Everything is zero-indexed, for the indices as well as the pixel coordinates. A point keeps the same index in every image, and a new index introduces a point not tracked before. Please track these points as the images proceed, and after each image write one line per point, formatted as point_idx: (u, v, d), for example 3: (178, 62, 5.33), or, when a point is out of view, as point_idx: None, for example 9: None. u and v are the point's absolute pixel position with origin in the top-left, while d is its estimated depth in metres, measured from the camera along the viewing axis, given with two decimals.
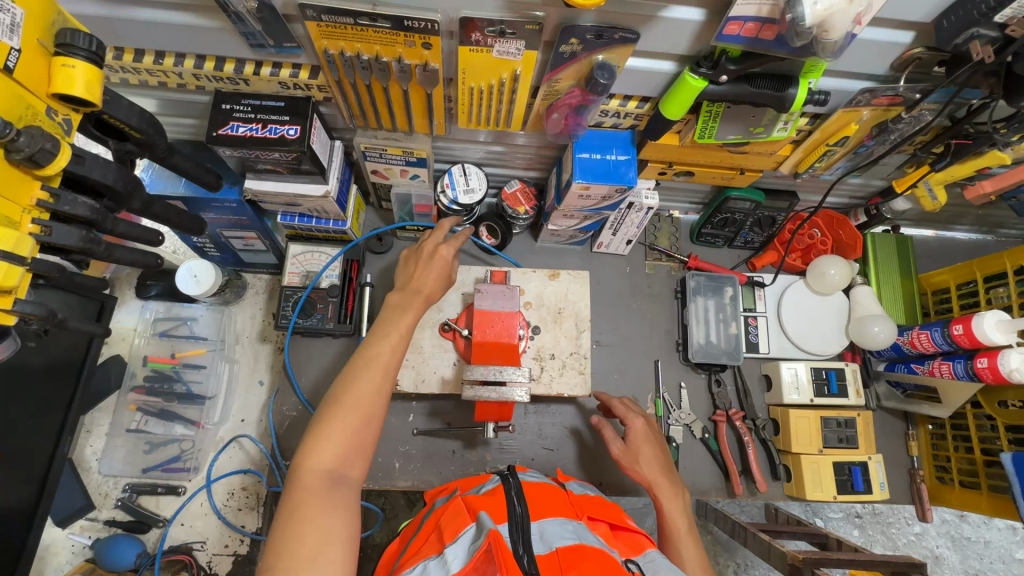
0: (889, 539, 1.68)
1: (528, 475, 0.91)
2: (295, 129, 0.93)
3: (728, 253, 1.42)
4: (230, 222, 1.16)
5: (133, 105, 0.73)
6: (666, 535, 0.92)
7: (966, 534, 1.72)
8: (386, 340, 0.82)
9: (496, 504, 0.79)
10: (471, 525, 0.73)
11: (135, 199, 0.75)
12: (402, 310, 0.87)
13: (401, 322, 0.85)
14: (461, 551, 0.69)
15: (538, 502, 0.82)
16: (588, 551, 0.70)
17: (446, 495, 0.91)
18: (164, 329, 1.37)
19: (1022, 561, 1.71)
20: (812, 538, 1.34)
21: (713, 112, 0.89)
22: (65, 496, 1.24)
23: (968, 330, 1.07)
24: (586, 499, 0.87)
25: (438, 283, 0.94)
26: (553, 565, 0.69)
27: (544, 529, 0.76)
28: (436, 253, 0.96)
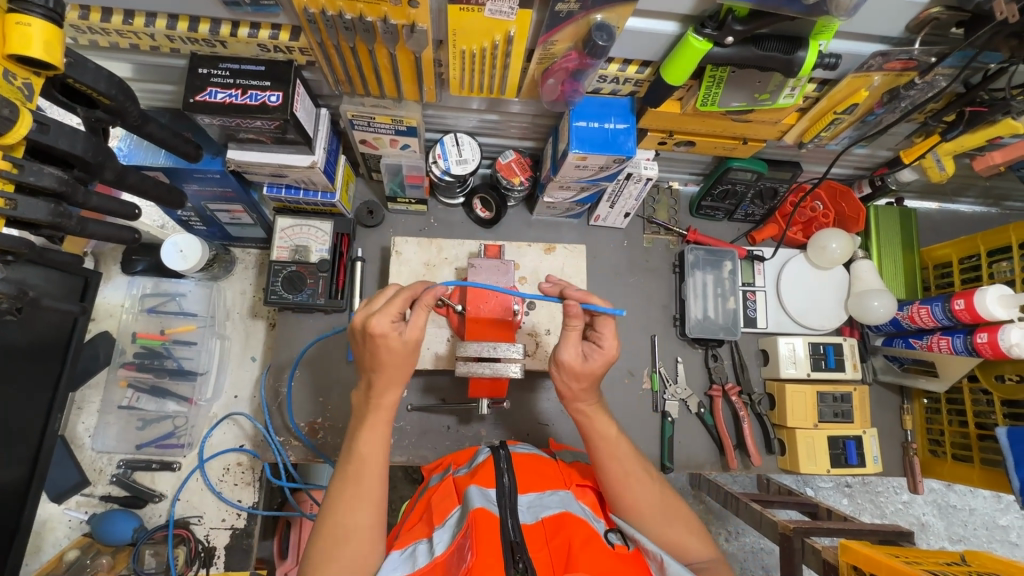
0: (878, 506, 1.71)
1: (519, 447, 0.96)
2: (277, 95, 0.89)
3: (728, 226, 1.39)
4: (214, 194, 1.11)
5: (101, 69, 0.68)
6: (605, 445, 0.84)
7: (951, 502, 1.75)
8: (359, 474, 0.79)
9: (485, 474, 0.83)
10: (458, 507, 0.80)
11: (108, 170, 0.71)
12: (363, 431, 0.81)
13: (371, 427, 0.81)
14: (447, 535, 0.76)
15: (526, 471, 0.85)
16: (572, 519, 0.76)
17: (441, 472, 0.98)
18: (153, 306, 1.33)
19: (1004, 527, 1.75)
20: (804, 507, 1.38)
21: (716, 77, 0.85)
22: (59, 472, 1.23)
23: (969, 305, 1.05)
24: (574, 470, 0.93)
25: (399, 374, 0.80)
26: (539, 533, 0.75)
27: (533, 500, 0.80)
28: (370, 331, 0.76)
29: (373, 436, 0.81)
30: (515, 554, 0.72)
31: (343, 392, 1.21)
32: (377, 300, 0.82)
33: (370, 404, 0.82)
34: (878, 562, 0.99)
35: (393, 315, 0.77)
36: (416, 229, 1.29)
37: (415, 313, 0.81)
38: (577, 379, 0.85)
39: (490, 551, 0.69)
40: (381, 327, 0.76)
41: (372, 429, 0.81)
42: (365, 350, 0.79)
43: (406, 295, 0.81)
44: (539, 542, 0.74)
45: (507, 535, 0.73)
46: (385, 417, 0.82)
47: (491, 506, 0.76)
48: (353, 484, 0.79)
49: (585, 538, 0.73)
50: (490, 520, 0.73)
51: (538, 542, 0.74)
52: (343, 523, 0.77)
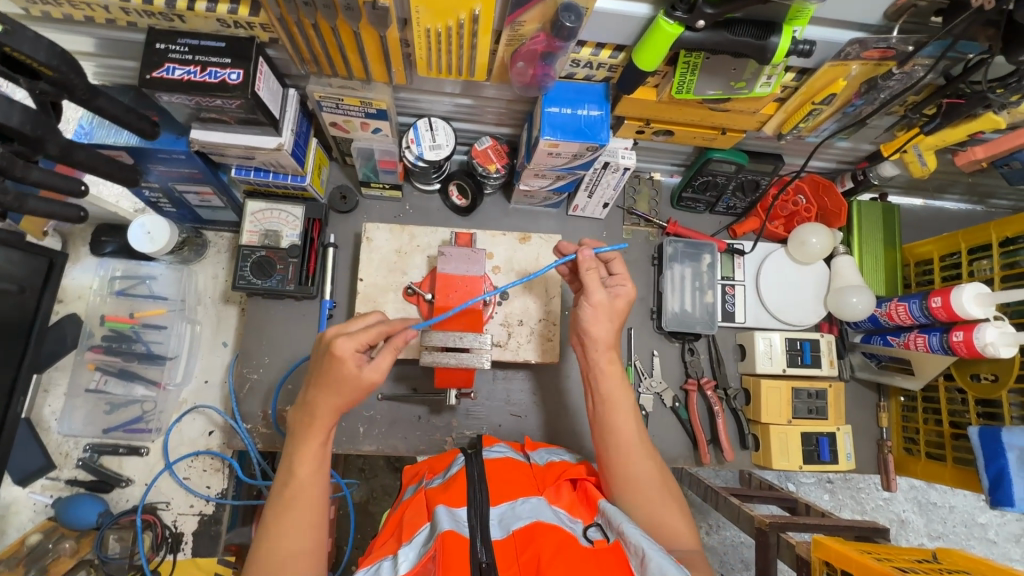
0: (858, 503, 1.72)
1: (493, 452, 0.94)
2: (237, 73, 0.85)
3: (710, 219, 1.36)
4: (181, 175, 1.09)
5: (41, 39, 0.65)
6: (608, 417, 0.90)
7: (932, 500, 1.75)
8: (293, 498, 0.80)
9: (456, 490, 0.81)
10: (427, 524, 0.78)
11: (51, 145, 0.68)
12: (298, 454, 0.82)
13: (314, 444, 0.83)
14: (413, 552, 0.73)
15: (499, 481, 0.83)
16: (544, 529, 0.73)
17: (415, 484, 0.96)
18: (122, 288, 1.31)
19: (983, 525, 1.75)
20: (783, 503, 1.38)
21: (690, 63, 0.82)
22: (23, 456, 1.21)
23: (946, 303, 1.04)
24: (550, 470, 0.89)
25: (341, 400, 0.82)
26: (510, 549, 0.72)
27: (505, 512, 0.78)
28: (332, 349, 0.80)
29: (311, 458, 0.82)
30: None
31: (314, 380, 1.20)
32: (359, 321, 0.88)
33: (307, 427, 0.83)
34: (848, 558, 1.01)
35: (359, 342, 0.81)
36: (391, 216, 1.27)
37: (382, 353, 0.83)
38: (596, 340, 0.92)
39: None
40: (345, 350, 0.80)
41: (307, 452, 0.82)
42: (320, 364, 0.83)
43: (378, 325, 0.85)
44: (510, 558, 0.71)
45: (477, 556, 0.71)
46: (323, 439, 0.83)
47: (460, 527, 0.74)
48: (288, 508, 0.79)
49: (557, 549, 0.69)
50: (458, 541, 0.71)
51: (508, 558, 0.71)
52: (279, 547, 0.77)
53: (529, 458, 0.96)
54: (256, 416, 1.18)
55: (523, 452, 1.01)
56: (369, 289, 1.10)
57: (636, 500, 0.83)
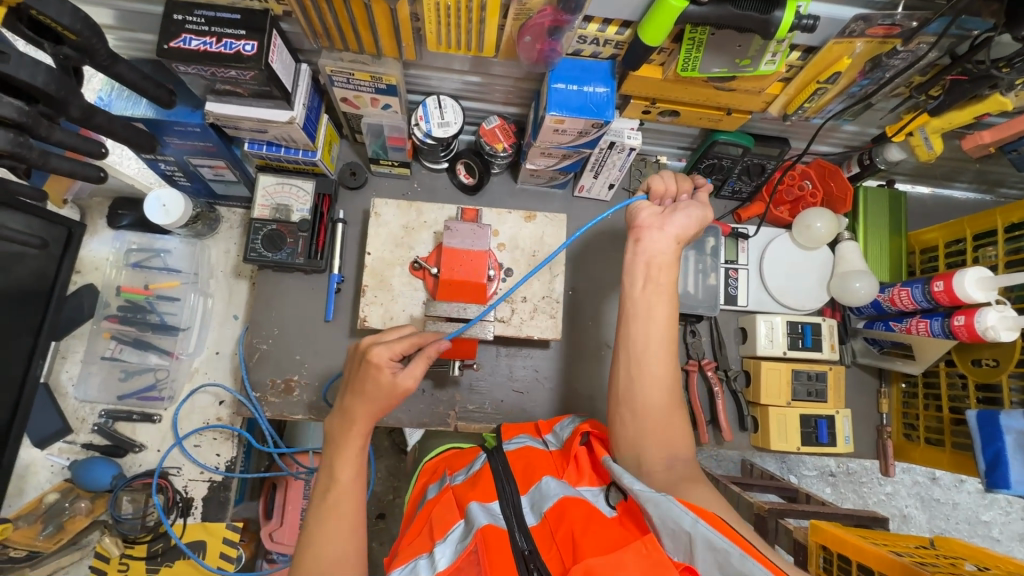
0: (861, 497, 1.73)
1: (514, 442, 0.96)
2: (251, 45, 0.88)
3: (715, 204, 1.37)
4: (195, 148, 1.11)
5: (66, 3, 0.67)
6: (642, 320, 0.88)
7: (935, 496, 1.76)
8: (336, 505, 0.81)
9: (485, 486, 0.83)
10: (460, 521, 0.80)
11: (74, 107, 0.71)
12: (338, 462, 0.84)
13: (351, 451, 0.84)
14: (450, 549, 0.75)
15: (526, 473, 0.86)
16: (570, 504, 0.74)
17: (436, 482, 0.99)
18: (137, 261, 1.35)
19: (986, 523, 1.75)
20: (783, 492, 1.42)
21: (695, 39, 0.83)
22: (42, 419, 1.26)
23: (948, 287, 1.04)
24: (569, 451, 0.90)
25: (375, 408, 0.85)
26: (545, 532, 0.74)
27: (534, 500, 0.80)
28: (372, 360, 0.84)
29: (349, 465, 0.84)
30: (527, 562, 0.70)
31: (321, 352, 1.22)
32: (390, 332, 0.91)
33: (343, 435, 0.85)
34: (843, 540, 1.04)
35: (394, 351, 0.86)
36: (399, 194, 1.29)
37: (417, 361, 0.86)
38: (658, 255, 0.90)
39: (501, 568, 0.69)
40: (382, 358, 0.85)
41: (348, 459, 0.84)
42: (360, 377, 0.86)
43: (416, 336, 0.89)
44: (547, 539, 0.73)
45: (517, 544, 0.72)
46: (360, 445, 0.85)
47: (498, 520, 0.77)
48: (330, 515, 0.80)
49: (585, 520, 0.71)
50: (497, 534, 0.73)
51: (545, 540, 0.73)
52: (324, 555, 0.77)
53: (547, 443, 0.97)
54: (266, 383, 1.20)
55: (539, 436, 1.01)
56: (376, 263, 1.12)
57: (645, 399, 0.83)
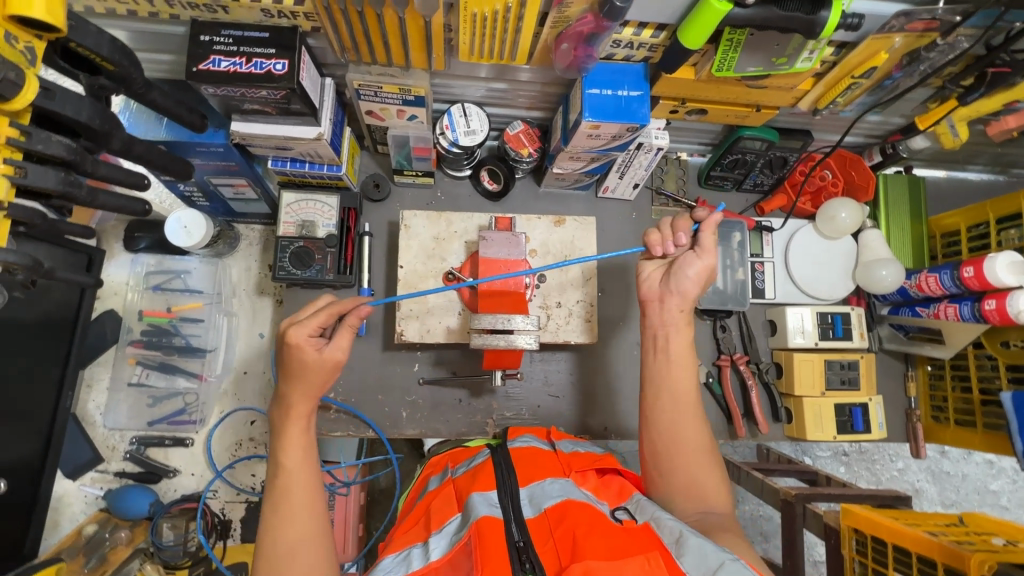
0: (874, 474, 1.75)
1: (519, 441, 0.94)
2: (282, 63, 0.86)
3: (737, 197, 1.38)
4: (217, 168, 1.09)
5: (103, 33, 0.65)
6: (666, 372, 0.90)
7: (945, 469, 1.78)
8: (287, 486, 0.79)
9: (484, 478, 0.82)
10: (458, 514, 0.78)
11: (115, 139, 0.69)
12: (281, 446, 0.81)
13: (293, 434, 0.82)
14: (445, 540, 0.73)
15: (526, 467, 0.84)
16: (573, 506, 0.72)
17: (438, 474, 0.97)
18: (157, 283, 1.32)
19: (995, 492, 1.78)
20: (802, 475, 1.41)
21: (734, 40, 0.83)
22: (72, 449, 1.24)
23: (979, 272, 1.06)
24: (574, 457, 0.89)
25: (311, 386, 0.83)
26: (543, 526, 0.72)
27: (533, 493, 0.78)
28: (291, 340, 0.82)
29: (295, 447, 0.82)
30: (520, 555, 0.69)
31: (355, 367, 1.21)
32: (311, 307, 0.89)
33: (286, 419, 0.83)
34: (878, 523, 1.04)
35: (313, 327, 0.83)
36: (423, 203, 1.28)
37: (340, 333, 0.85)
38: (674, 303, 0.91)
39: (494, 557, 0.66)
40: (301, 336, 0.82)
41: (291, 442, 0.82)
42: (283, 359, 0.84)
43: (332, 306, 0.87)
44: (544, 534, 0.71)
45: (512, 538, 0.71)
46: (303, 427, 0.83)
47: (494, 509, 0.74)
48: (283, 497, 0.78)
49: (590, 524, 0.69)
50: (493, 526, 0.70)
51: (543, 535, 0.71)
52: (282, 537, 0.75)
53: (555, 446, 0.95)
54: None
55: (548, 441, 0.98)
56: (409, 276, 1.11)
57: (673, 448, 0.85)
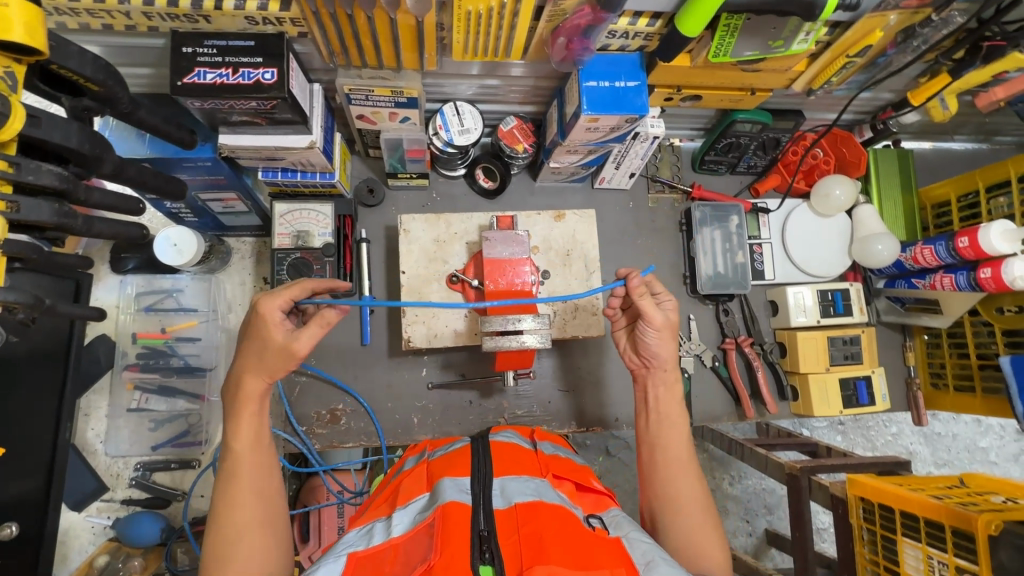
0: (870, 440, 1.70)
1: (501, 435, 0.90)
2: (270, 72, 0.83)
3: (731, 180, 1.38)
4: (205, 182, 1.05)
5: (85, 52, 0.63)
6: (659, 426, 0.87)
7: (936, 429, 1.74)
8: (235, 470, 0.73)
9: (460, 465, 0.79)
10: (425, 494, 0.76)
11: (106, 163, 0.67)
12: (232, 426, 0.75)
13: (246, 417, 0.76)
14: (409, 517, 0.72)
15: (504, 457, 0.81)
16: (546, 508, 0.70)
17: (414, 455, 0.92)
18: (150, 304, 1.28)
19: (984, 449, 1.74)
20: (804, 447, 1.40)
21: (731, 26, 0.83)
22: (75, 480, 1.21)
23: (973, 242, 1.07)
24: (555, 459, 0.85)
25: (268, 362, 0.76)
26: (510, 519, 0.69)
27: (506, 484, 0.75)
28: (259, 313, 0.76)
29: (246, 428, 0.76)
30: (483, 544, 0.66)
31: (362, 376, 1.20)
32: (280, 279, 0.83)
33: (239, 397, 0.76)
34: (885, 492, 1.06)
35: (283, 300, 0.77)
36: (419, 205, 1.26)
37: (312, 326, 0.78)
38: (662, 361, 0.92)
39: (456, 545, 0.64)
40: (270, 308, 0.76)
41: (242, 423, 0.76)
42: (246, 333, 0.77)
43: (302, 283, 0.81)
44: (510, 529, 0.68)
45: (477, 526, 0.67)
46: (256, 406, 0.76)
47: (464, 496, 0.72)
48: (231, 481, 0.73)
49: (560, 527, 0.67)
50: (461, 513, 0.68)
51: (509, 527, 0.68)
52: (230, 521, 0.71)
53: (537, 445, 0.90)
54: (311, 417, 1.17)
55: (530, 437, 0.94)
56: (412, 281, 1.10)
57: (670, 509, 0.80)
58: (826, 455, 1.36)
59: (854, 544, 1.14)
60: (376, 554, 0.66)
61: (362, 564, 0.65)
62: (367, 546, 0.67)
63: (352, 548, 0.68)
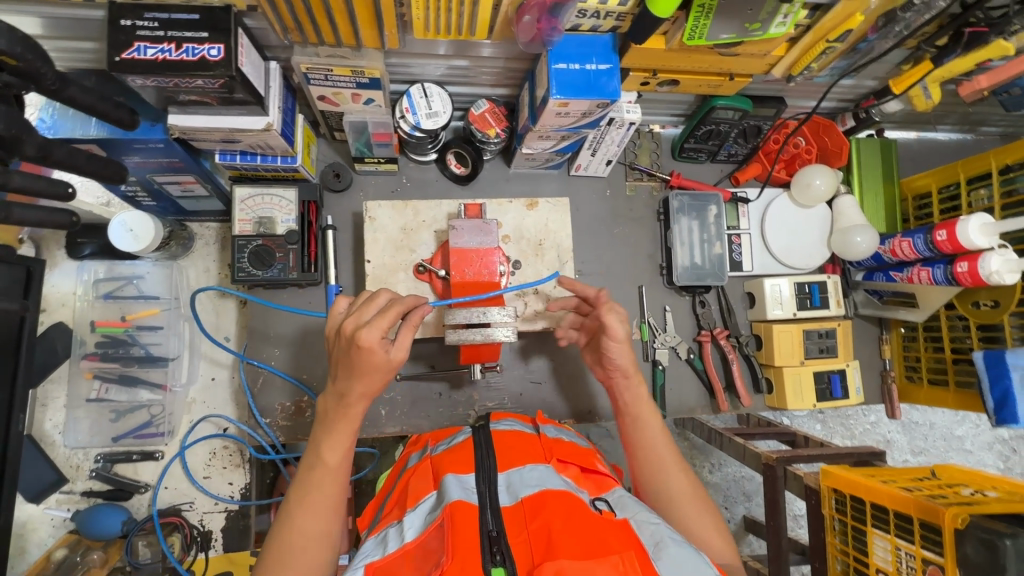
0: (847, 429, 1.70)
1: (501, 424, 0.90)
2: (217, 48, 0.78)
3: (711, 168, 1.35)
4: (159, 165, 1.00)
5: (0, 24, 0.57)
6: (637, 429, 0.86)
7: (913, 419, 1.73)
8: (319, 481, 0.76)
9: (463, 460, 0.79)
10: (433, 492, 0.75)
11: (29, 145, 0.63)
12: (325, 438, 0.77)
13: (341, 434, 0.76)
14: (420, 520, 0.71)
15: (507, 450, 0.80)
16: (551, 496, 0.69)
17: (418, 452, 0.93)
18: (109, 291, 1.23)
19: (960, 437, 1.74)
20: (782, 436, 1.40)
21: (706, 7, 0.79)
22: (32, 472, 1.18)
23: (951, 235, 1.05)
24: (557, 444, 0.85)
25: (371, 389, 0.75)
26: (518, 516, 0.68)
27: (511, 479, 0.74)
28: (360, 343, 0.70)
29: (339, 444, 0.77)
30: (492, 545, 0.65)
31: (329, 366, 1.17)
32: (370, 304, 0.76)
33: (336, 413, 0.76)
34: (855, 483, 1.05)
35: (384, 330, 0.72)
36: (388, 191, 1.22)
37: (404, 331, 0.75)
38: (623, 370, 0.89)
39: (465, 546, 0.63)
40: (372, 341, 0.70)
41: (336, 439, 0.76)
42: (348, 360, 0.73)
43: (399, 305, 0.75)
44: (518, 525, 0.67)
45: (485, 526, 0.67)
46: (353, 426, 0.77)
47: (469, 494, 0.71)
48: (312, 491, 0.75)
49: (567, 516, 0.65)
50: (468, 511, 0.67)
51: (517, 525, 0.67)
52: (298, 527, 0.74)
53: (539, 431, 0.91)
54: (276, 409, 1.15)
55: (533, 425, 0.95)
56: (378, 271, 1.06)
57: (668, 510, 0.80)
58: (805, 445, 1.36)
59: (825, 534, 1.13)
60: (391, 563, 0.66)
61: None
62: (383, 555, 0.67)
63: (370, 559, 0.68)
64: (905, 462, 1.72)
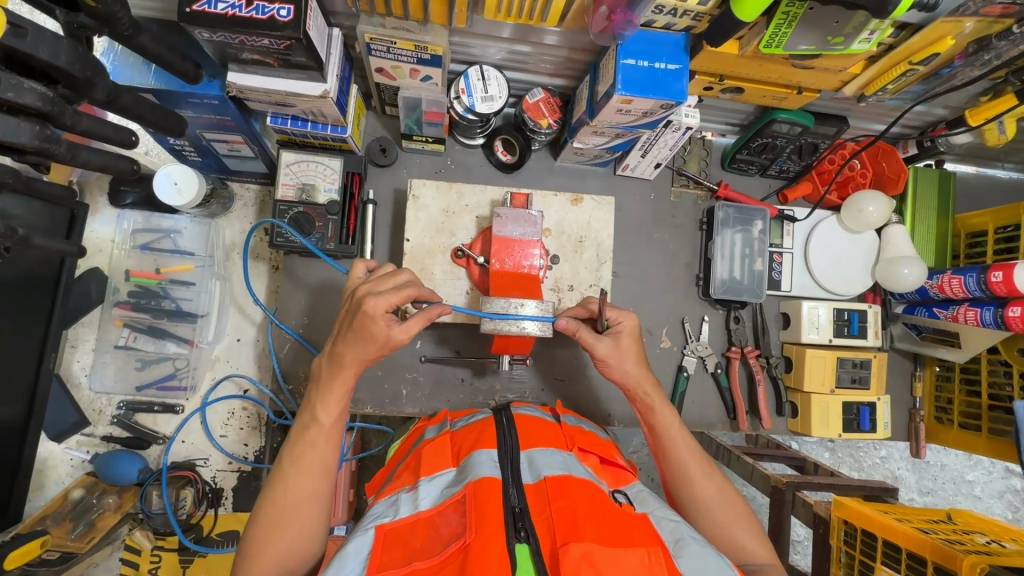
0: (857, 461, 1.64)
1: (522, 410, 0.90)
2: (287, 9, 0.77)
3: (760, 182, 1.32)
4: (211, 122, 0.99)
5: None
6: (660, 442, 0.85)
7: (926, 458, 1.67)
8: (313, 440, 0.76)
9: (484, 436, 0.79)
10: (451, 467, 0.75)
11: (98, 89, 0.63)
12: (320, 400, 0.77)
13: (336, 397, 0.77)
14: (436, 491, 0.71)
15: (528, 433, 0.80)
16: (575, 483, 0.68)
17: (436, 426, 0.93)
18: (145, 242, 1.24)
19: (971, 483, 1.67)
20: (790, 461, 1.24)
21: (790, 15, 0.75)
22: (56, 411, 1.20)
23: (1007, 277, 1.02)
24: (578, 432, 0.85)
25: (367, 356, 0.75)
26: (540, 495, 0.67)
27: (533, 458, 0.74)
28: (365, 311, 0.73)
29: (333, 404, 0.77)
30: (517, 521, 0.64)
31: None
32: (387, 278, 0.78)
33: (330, 374, 0.77)
34: (869, 518, 1.01)
35: (392, 304, 0.73)
36: (432, 171, 1.20)
37: (414, 318, 0.77)
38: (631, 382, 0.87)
39: (488, 521, 0.63)
40: (378, 311, 0.73)
41: (330, 399, 0.77)
42: (351, 327, 0.75)
43: (410, 285, 0.77)
44: (542, 504, 0.66)
45: (509, 501, 0.66)
46: (347, 386, 0.77)
47: (493, 469, 0.71)
48: (306, 450, 0.75)
49: (591, 503, 0.65)
50: (491, 486, 0.67)
51: (540, 504, 0.66)
52: (293, 486, 0.74)
53: (559, 420, 0.91)
54: (298, 377, 1.15)
55: (553, 414, 0.96)
56: (415, 250, 1.05)
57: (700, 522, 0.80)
58: (814, 473, 1.22)
59: (830, 565, 1.10)
60: (405, 527, 0.66)
61: (390, 538, 0.65)
62: (396, 518, 0.67)
63: (380, 520, 0.68)
64: (910, 501, 1.66)
